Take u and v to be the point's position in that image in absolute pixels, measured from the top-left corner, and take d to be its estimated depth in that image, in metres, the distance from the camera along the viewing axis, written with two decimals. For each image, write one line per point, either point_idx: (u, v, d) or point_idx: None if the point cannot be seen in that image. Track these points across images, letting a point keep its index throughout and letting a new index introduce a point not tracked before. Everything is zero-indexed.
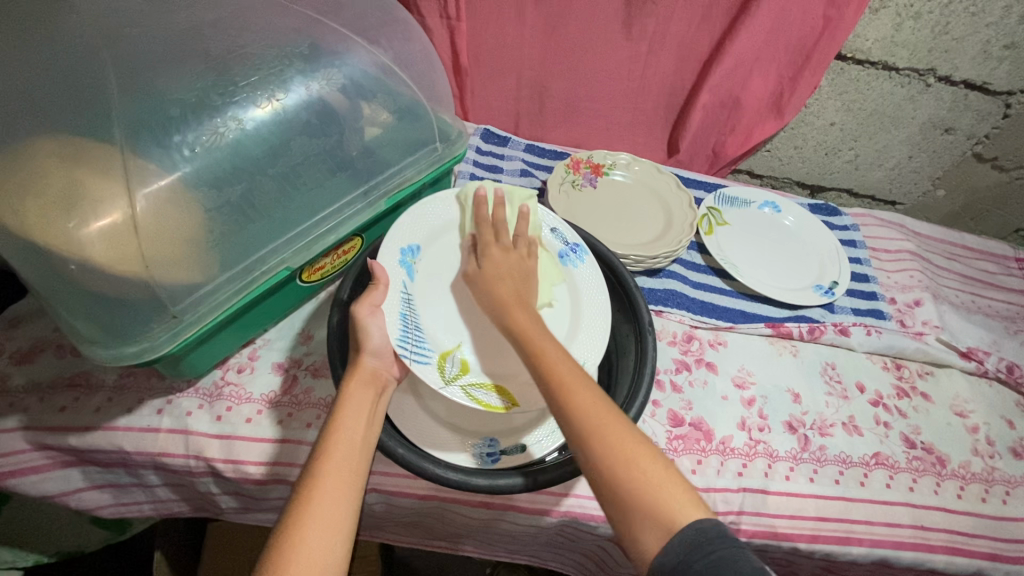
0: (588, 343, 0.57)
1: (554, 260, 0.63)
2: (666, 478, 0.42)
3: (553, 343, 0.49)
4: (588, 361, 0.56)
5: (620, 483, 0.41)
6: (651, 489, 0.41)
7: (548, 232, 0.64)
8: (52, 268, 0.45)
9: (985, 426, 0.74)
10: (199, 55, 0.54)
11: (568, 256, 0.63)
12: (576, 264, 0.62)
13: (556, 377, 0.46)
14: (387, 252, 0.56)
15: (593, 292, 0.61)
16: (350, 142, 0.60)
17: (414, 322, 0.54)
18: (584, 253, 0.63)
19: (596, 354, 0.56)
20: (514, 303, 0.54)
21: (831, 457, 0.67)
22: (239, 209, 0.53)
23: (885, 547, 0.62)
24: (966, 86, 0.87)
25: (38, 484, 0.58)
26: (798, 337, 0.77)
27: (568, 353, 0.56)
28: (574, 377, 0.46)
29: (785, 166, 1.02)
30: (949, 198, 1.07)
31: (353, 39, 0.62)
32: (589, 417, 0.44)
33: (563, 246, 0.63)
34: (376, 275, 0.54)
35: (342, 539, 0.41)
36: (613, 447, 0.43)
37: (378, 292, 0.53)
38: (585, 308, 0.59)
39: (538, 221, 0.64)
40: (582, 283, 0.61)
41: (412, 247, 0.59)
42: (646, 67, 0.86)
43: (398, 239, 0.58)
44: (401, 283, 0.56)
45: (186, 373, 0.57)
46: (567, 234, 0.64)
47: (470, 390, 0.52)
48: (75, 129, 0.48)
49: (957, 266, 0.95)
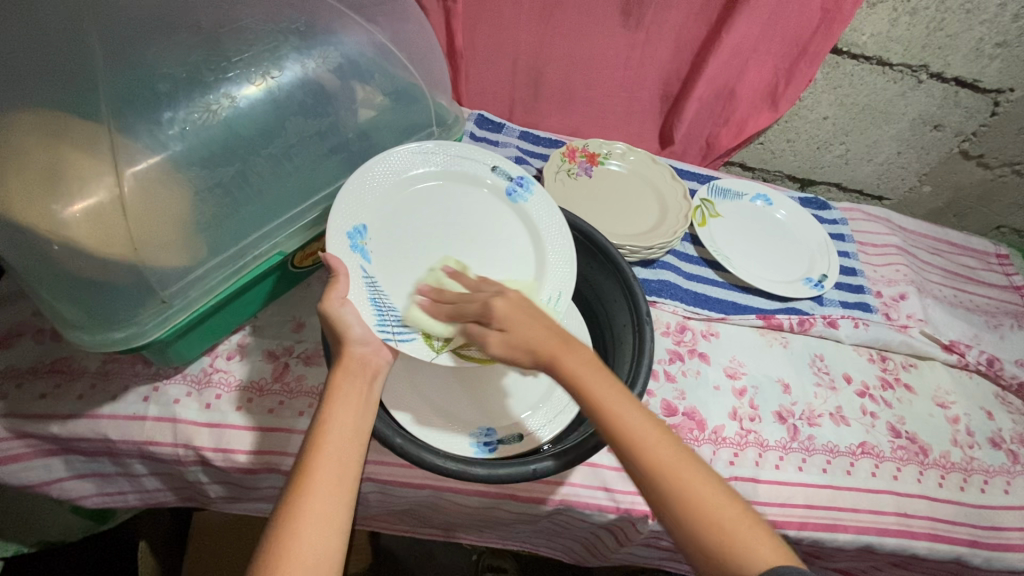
0: (557, 276, 0.58)
1: (504, 199, 0.63)
2: (753, 532, 0.41)
3: (622, 398, 0.45)
4: (562, 290, 0.57)
5: (707, 543, 0.40)
6: (741, 548, 0.40)
7: (488, 171, 0.63)
8: (32, 250, 0.43)
9: (966, 417, 0.76)
10: (189, 27, 0.52)
11: (515, 193, 0.63)
12: (526, 197, 0.63)
13: (635, 441, 0.43)
14: (337, 239, 0.53)
15: (544, 218, 0.62)
16: (345, 123, 0.58)
17: (385, 303, 0.53)
18: (530, 184, 0.63)
19: (567, 282, 0.58)
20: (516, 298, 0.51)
21: (819, 446, 0.68)
22: (231, 191, 0.51)
23: (870, 533, 0.64)
24: (957, 83, 0.88)
25: (18, 473, 0.56)
26: (788, 329, 0.78)
27: (542, 292, 0.57)
28: (652, 438, 0.44)
29: (777, 159, 1.02)
30: (934, 194, 1.09)
31: (349, 16, 0.60)
32: (672, 477, 0.42)
33: (508, 184, 0.63)
34: (332, 267, 0.51)
35: (339, 532, 0.40)
36: (703, 506, 0.41)
37: (342, 282, 0.50)
38: (547, 248, 0.60)
39: (478, 165, 0.63)
40: (535, 215, 0.62)
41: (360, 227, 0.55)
42: (643, 55, 0.85)
43: (343, 221, 0.54)
44: (359, 267, 0.54)
45: (174, 360, 0.56)
46: (507, 170, 0.63)
47: (462, 352, 0.53)
48: (58, 102, 0.45)
49: (941, 261, 0.97)
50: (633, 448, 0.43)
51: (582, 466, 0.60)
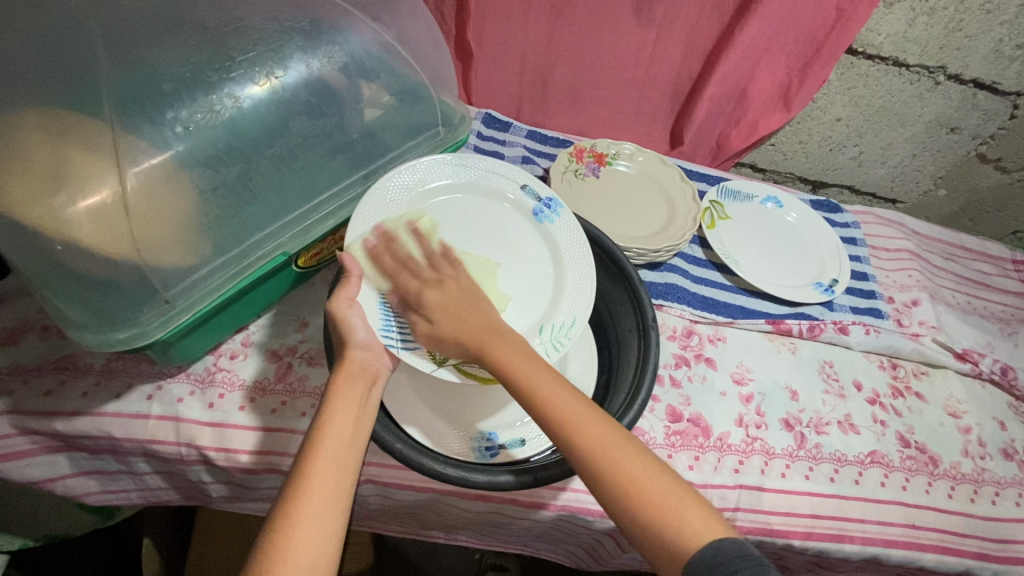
0: (574, 302, 0.57)
1: (530, 218, 0.62)
2: (681, 502, 0.42)
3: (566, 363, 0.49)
4: (577, 319, 0.57)
5: (629, 507, 0.41)
6: (664, 514, 0.41)
7: (519, 190, 0.62)
8: (36, 248, 0.43)
9: (977, 427, 0.75)
10: (194, 27, 0.51)
11: (542, 212, 0.61)
12: (552, 218, 0.61)
13: (561, 414, 0.44)
14: (356, 236, 0.54)
15: (569, 243, 0.60)
16: (350, 123, 0.57)
17: (399, 309, 0.54)
18: (558, 206, 0.62)
19: (584, 311, 0.57)
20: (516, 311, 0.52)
21: (826, 455, 0.67)
22: (234, 191, 0.51)
23: (877, 545, 0.63)
24: (975, 85, 0.86)
25: (22, 469, 0.57)
26: (797, 335, 0.77)
27: (557, 317, 0.57)
28: (579, 413, 0.44)
29: (789, 161, 1.01)
30: (950, 198, 1.07)
31: (355, 15, 0.59)
32: (595, 447, 0.43)
33: (537, 203, 0.62)
34: (347, 267, 0.52)
35: (334, 538, 0.40)
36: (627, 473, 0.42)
37: (353, 284, 0.51)
38: (570, 273, 0.59)
39: (508, 182, 0.62)
40: (561, 238, 0.61)
41: (388, 227, 0.56)
42: (653, 54, 0.84)
43: (366, 221, 0.54)
44: (380, 268, 0.54)
45: (178, 359, 0.56)
46: (538, 190, 0.62)
47: (462, 366, 0.52)
48: (63, 102, 0.45)
49: (955, 266, 0.95)
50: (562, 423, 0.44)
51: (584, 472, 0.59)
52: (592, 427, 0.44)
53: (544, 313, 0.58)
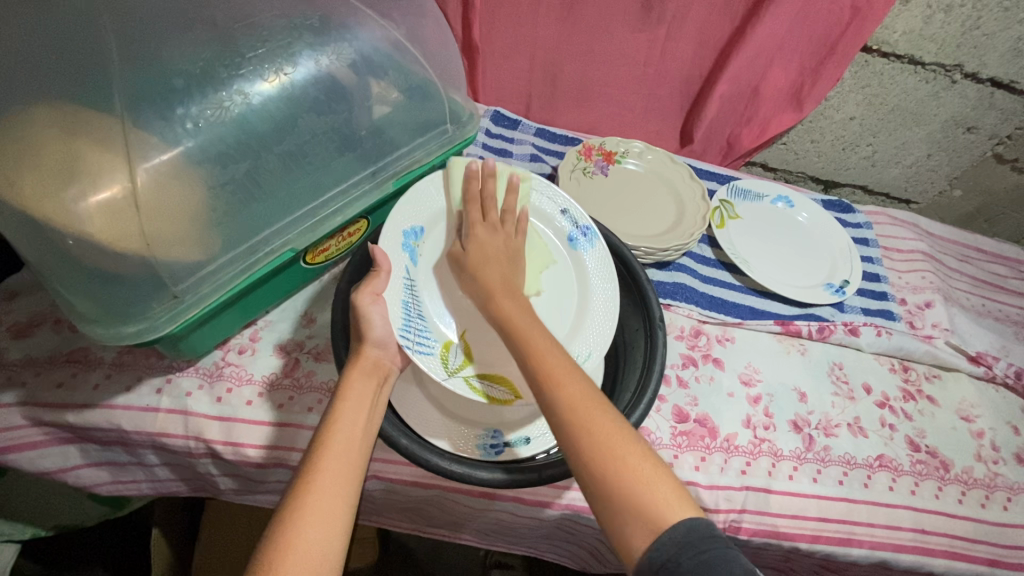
0: (593, 335, 0.57)
1: (564, 244, 0.63)
2: (655, 474, 0.42)
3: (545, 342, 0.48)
4: (593, 352, 0.56)
5: (601, 472, 0.42)
6: (635, 481, 0.41)
7: (555, 213, 0.63)
8: (49, 243, 0.44)
9: (991, 432, 0.73)
10: (204, 23, 0.52)
11: (577, 240, 0.63)
12: (585, 248, 0.62)
13: (544, 369, 0.46)
14: (390, 236, 0.55)
15: (601, 277, 0.61)
16: (359, 121, 0.58)
17: (417, 310, 0.54)
18: (593, 236, 0.63)
19: (602, 346, 0.56)
20: (503, 291, 0.53)
21: (835, 458, 0.66)
22: (243, 187, 0.51)
23: (885, 549, 0.62)
24: (993, 84, 0.85)
25: (34, 460, 0.58)
26: (806, 336, 0.76)
27: (575, 346, 0.56)
28: (564, 371, 0.46)
29: (801, 160, 1.00)
30: (965, 199, 1.05)
31: (364, 12, 0.59)
32: (574, 407, 0.44)
33: (572, 229, 0.63)
34: (376, 261, 0.52)
35: (341, 534, 0.40)
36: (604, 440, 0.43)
37: (381, 279, 0.52)
38: (594, 306, 0.59)
39: (551, 206, 0.64)
40: (591, 270, 0.61)
41: (416, 228, 0.58)
42: (663, 52, 0.84)
43: (402, 221, 0.57)
44: (404, 268, 0.55)
45: (186, 353, 0.56)
46: (576, 216, 0.63)
47: (471, 380, 0.53)
48: (75, 98, 0.46)
49: (969, 268, 0.94)
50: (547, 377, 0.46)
51: None
52: (575, 386, 0.45)
53: (562, 338, 0.57)
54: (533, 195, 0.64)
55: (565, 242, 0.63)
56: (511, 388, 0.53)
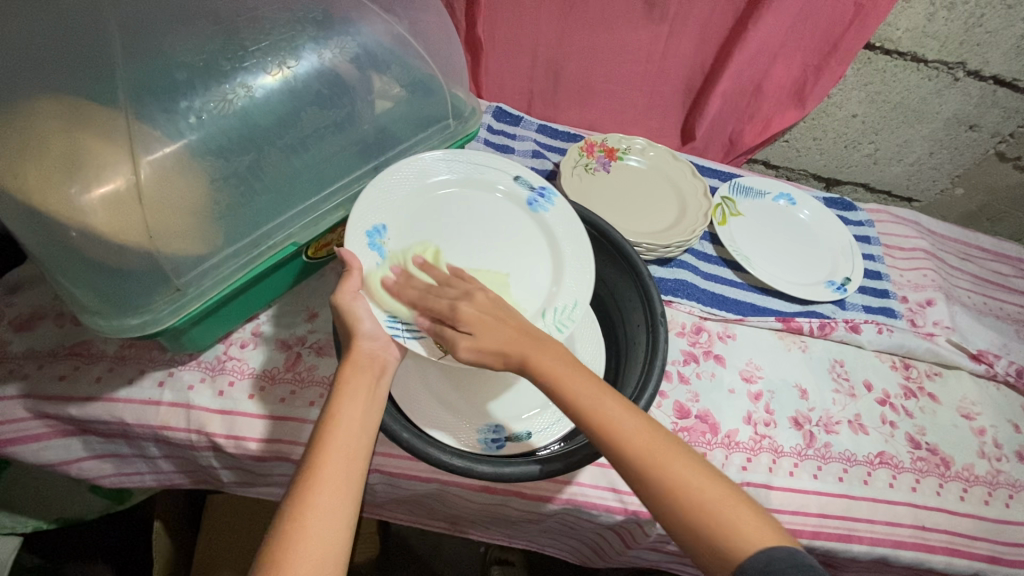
0: (572, 286, 0.57)
1: (524, 208, 0.62)
2: (743, 514, 0.41)
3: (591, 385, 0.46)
4: (579, 300, 0.56)
5: (690, 523, 0.41)
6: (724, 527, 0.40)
7: (510, 181, 0.63)
8: (51, 235, 0.44)
9: (992, 429, 0.73)
10: (208, 16, 0.52)
11: (537, 202, 0.62)
12: (548, 206, 0.62)
13: (606, 425, 0.44)
14: (354, 236, 0.53)
15: (565, 228, 0.60)
16: (361, 115, 0.58)
17: None
18: (552, 194, 0.63)
19: (584, 292, 0.56)
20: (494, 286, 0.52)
21: (836, 454, 0.66)
22: (246, 180, 0.51)
23: (885, 545, 0.62)
24: (995, 82, 0.85)
25: (37, 452, 0.58)
26: (808, 333, 0.76)
27: (559, 300, 0.56)
28: (626, 422, 0.45)
29: (803, 157, 1.00)
30: (967, 197, 1.05)
31: (366, 6, 0.59)
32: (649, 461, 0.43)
33: (530, 193, 0.62)
34: (346, 261, 0.51)
35: (344, 526, 0.40)
36: (683, 489, 0.42)
37: (354, 277, 0.51)
38: (568, 258, 0.59)
39: (499, 173, 0.63)
40: (557, 223, 0.61)
41: (379, 226, 0.55)
42: (666, 49, 0.83)
43: (360, 220, 0.54)
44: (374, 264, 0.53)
45: (188, 347, 0.57)
46: (529, 180, 0.63)
47: None
48: (78, 90, 0.46)
49: (971, 266, 0.94)
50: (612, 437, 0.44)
51: (590, 466, 0.59)
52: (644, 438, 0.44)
53: (546, 297, 0.57)
54: (482, 167, 0.63)
55: (526, 207, 0.62)
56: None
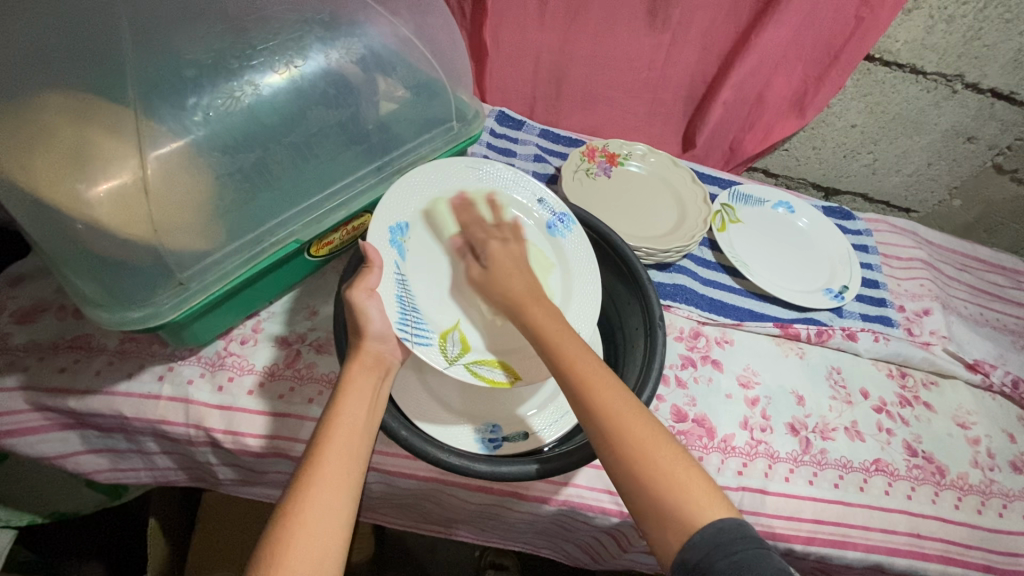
0: (580, 314, 0.58)
1: (542, 231, 0.63)
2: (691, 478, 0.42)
3: (569, 335, 0.49)
4: (581, 330, 0.58)
5: (640, 479, 0.42)
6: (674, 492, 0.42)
7: (533, 203, 0.64)
8: (57, 227, 0.44)
9: (987, 439, 0.74)
10: (217, 15, 0.53)
11: (555, 227, 0.63)
12: (564, 234, 0.63)
13: (578, 376, 0.46)
14: (376, 231, 0.54)
15: (578, 259, 0.61)
16: (366, 116, 0.58)
17: (410, 303, 0.53)
18: (570, 223, 0.63)
19: (589, 324, 0.58)
20: (529, 300, 0.53)
21: (831, 461, 0.66)
22: (250, 177, 0.52)
23: (880, 552, 0.63)
24: (993, 95, 0.86)
25: (35, 445, 0.58)
26: (805, 340, 0.76)
27: None
28: (598, 377, 0.46)
29: (802, 166, 1.00)
30: (964, 209, 1.06)
31: (374, 9, 0.60)
32: (613, 418, 0.44)
33: (550, 217, 0.63)
34: (367, 256, 0.51)
35: (343, 525, 0.40)
36: (641, 449, 0.43)
37: (374, 274, 0.51)
38: (577, 284, 0.60)
39: (523, 194, 0.64)
40: (572, 255, 0.62)
41: (402, 225, 0.57)
42: (668, 57, 0.84)
43: (386, 216, 0.55)
44: (393, 262, 0.54)
45: (189, 342, 0.57)
46: (554, 205, 0.64)
47: (472, 367, 0.53)
48: (87, 86, 0.46)
49: (968, 277, 0.94)
50: (583, 389, 0.45)
51: (587, 468, 0.59)
52: (614, 399, 0.45)
53: None
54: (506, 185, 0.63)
55: (543, 230, 0.63)
56: (507, 370, 0.54)
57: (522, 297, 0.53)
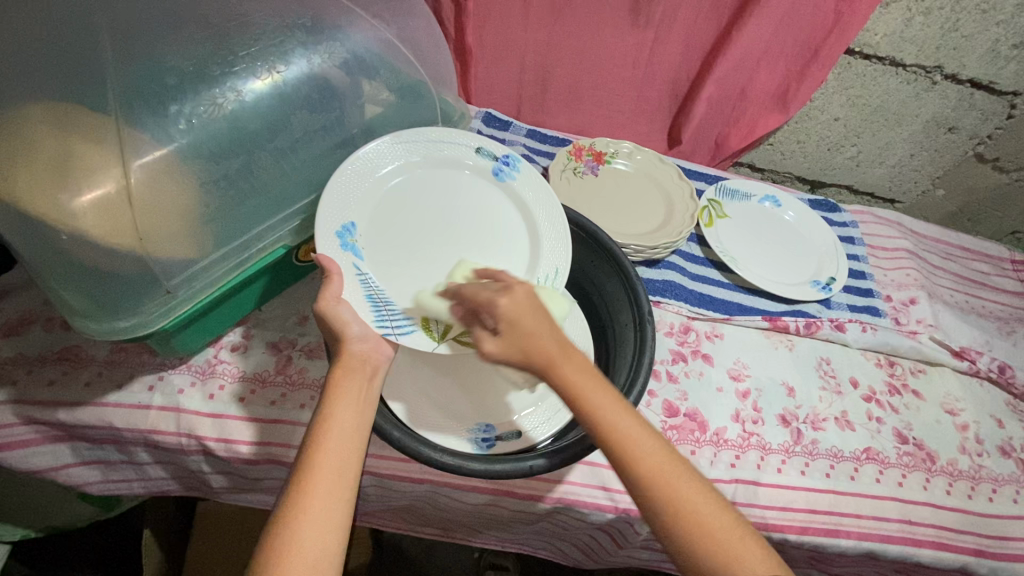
0: (552, 255, 0.59)
1: (492, 179, 0.63)
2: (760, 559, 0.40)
3: (614, 403, 0.42)
4: (560, 267, 0.58)
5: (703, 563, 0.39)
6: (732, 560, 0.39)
7: (474, 155, 0.63)
8: (41, 240, 0.44)
9: (975, 424, 0.75)
10: (198, 23, 0.53)
11: (502, 171, 0.63)
12: (513, 175, 0.63)
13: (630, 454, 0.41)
14: (327, 239, 0.53)
15: (535, 193, 0.62)
16: (350, 120, 0.59)
17: (380, 298, 0.54)
18: (515, 162, 0.64)
19: (564, 259, 0.58)
20: (558, 357, 0.42)
21: (822, 451, 0.67)
22: (236, 183, 0.52)
23: (872, 540, 0.63)
24: (972, 85, 0.87)
25: (25, 459, 0.58)
26: (794, 332, 0.77)
27: (541, 268, 0.59)
28: (652, 454, 0.41)
29: (787, 160, 1.01)
30: (948, 199, 1.07)
31: (356, 13, 0.60)
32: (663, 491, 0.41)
33: (494, 164, 0.63)
34: (325, 267, 0.51)
35: (336, 529, 0.40)
36: (706, 532, 0.40)
37: (336, 281, 0.51)
38: (540, 224, 0.61)
39: (462, 148, 0.63)
40: (524, 194, 0.62)
41: (348, 225, 0.55)
42: (652, 55, 0.85)
43: (330, 223, 0.54)
44: (352, 265, 0.54)
45: (178, 351, 0.57)
46: (493, 150, 0.64)
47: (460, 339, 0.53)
48: (68, 96, 0.46)
49: (953, 266, 0.95)
50: (640, 473, 0.41)
51: (581, 465, 0.60)
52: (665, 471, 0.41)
53: (529, 268, 0.59)
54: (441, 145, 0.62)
55: (492, 178, 0.63)
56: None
57: (546, 361, 0.41)
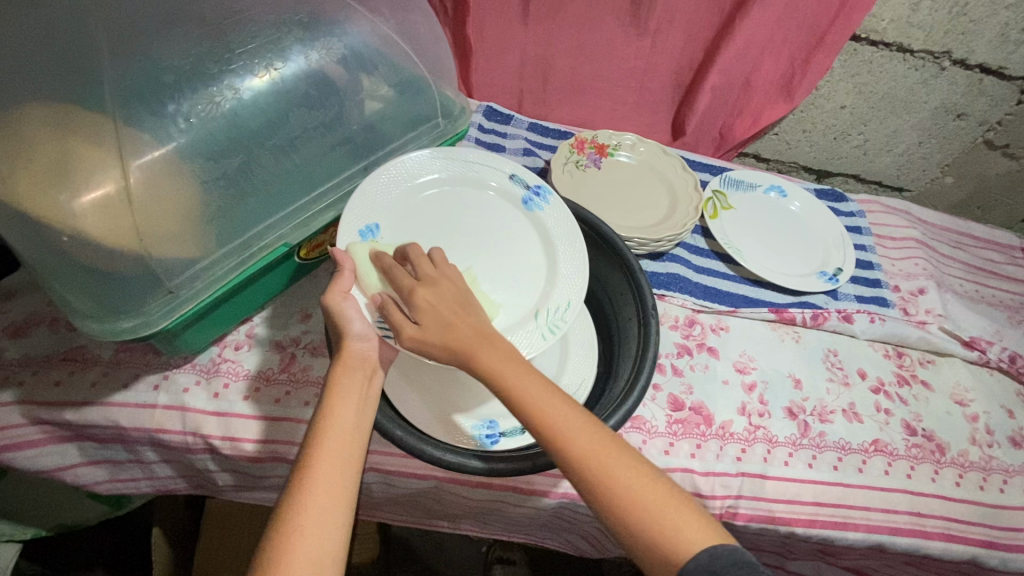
0: (570, 285, 0.57)
1: (519, 207, 0.62)
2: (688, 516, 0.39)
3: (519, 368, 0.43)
4: (572, 302, 0.56)
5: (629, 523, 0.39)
6: (669, 527, 0.39)
7: (506, 179, 0.62)
8: (42, 240, 0.44)
9: (985, 415, 0.74)
10: (196, 21, 0.52)
11: (532, 201, 0.62)
12: (541, 206, 0.61)
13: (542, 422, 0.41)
14: (346, 235, 0.53)
15: (561, 229, 0.60)
16: (350, 116, 0.58)
17: None
18: (547, 194, 0.62)
19: (578, 294, 0.56)
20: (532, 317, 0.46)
21: (830, 443, 0.66)
22: (235, 181, 0.52)
23: (881, 532, 0.63)
24: (982, 70, 0.85)
25: (33, 458, 0.58)
26: (801, 323, 0.76)
27: (552, 300, 0.57)
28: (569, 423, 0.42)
29: (793, 150, 1.00)
30: (958, 186, 1.06)
31: (354, 8, 0.60)
32: (600, 468, 0.40)
33: (525, 192, 0.62)
34: (337, 262, 0.51)
35: (340, 523, 0.40)
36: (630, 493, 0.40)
37: (347, 277, 0.50)
38: (563, 259, 0.59)
39: (493, 171, 0.63)
40: (551, 228, 0.61)
41: (372, 226, 0.55)
42: (654, 44, 0.84)
43: (353, 220, 0.54)
44: None
45: (182, 350, 0.57)
46: (526, 178, 0.63)
47: None
48: (66, 96, 0.46)
49: (962, 254, 0.94)
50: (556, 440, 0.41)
51: None
52: (590, 439, 0.41)
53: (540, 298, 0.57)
54: (473, 165, 0.62)
55: (520, 206, 0.62)
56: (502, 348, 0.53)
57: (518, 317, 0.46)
